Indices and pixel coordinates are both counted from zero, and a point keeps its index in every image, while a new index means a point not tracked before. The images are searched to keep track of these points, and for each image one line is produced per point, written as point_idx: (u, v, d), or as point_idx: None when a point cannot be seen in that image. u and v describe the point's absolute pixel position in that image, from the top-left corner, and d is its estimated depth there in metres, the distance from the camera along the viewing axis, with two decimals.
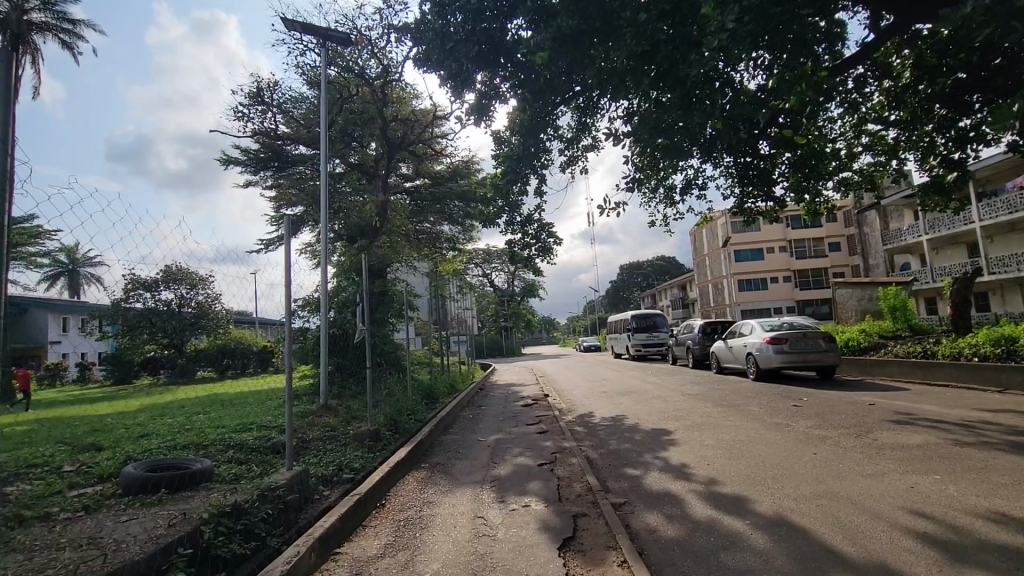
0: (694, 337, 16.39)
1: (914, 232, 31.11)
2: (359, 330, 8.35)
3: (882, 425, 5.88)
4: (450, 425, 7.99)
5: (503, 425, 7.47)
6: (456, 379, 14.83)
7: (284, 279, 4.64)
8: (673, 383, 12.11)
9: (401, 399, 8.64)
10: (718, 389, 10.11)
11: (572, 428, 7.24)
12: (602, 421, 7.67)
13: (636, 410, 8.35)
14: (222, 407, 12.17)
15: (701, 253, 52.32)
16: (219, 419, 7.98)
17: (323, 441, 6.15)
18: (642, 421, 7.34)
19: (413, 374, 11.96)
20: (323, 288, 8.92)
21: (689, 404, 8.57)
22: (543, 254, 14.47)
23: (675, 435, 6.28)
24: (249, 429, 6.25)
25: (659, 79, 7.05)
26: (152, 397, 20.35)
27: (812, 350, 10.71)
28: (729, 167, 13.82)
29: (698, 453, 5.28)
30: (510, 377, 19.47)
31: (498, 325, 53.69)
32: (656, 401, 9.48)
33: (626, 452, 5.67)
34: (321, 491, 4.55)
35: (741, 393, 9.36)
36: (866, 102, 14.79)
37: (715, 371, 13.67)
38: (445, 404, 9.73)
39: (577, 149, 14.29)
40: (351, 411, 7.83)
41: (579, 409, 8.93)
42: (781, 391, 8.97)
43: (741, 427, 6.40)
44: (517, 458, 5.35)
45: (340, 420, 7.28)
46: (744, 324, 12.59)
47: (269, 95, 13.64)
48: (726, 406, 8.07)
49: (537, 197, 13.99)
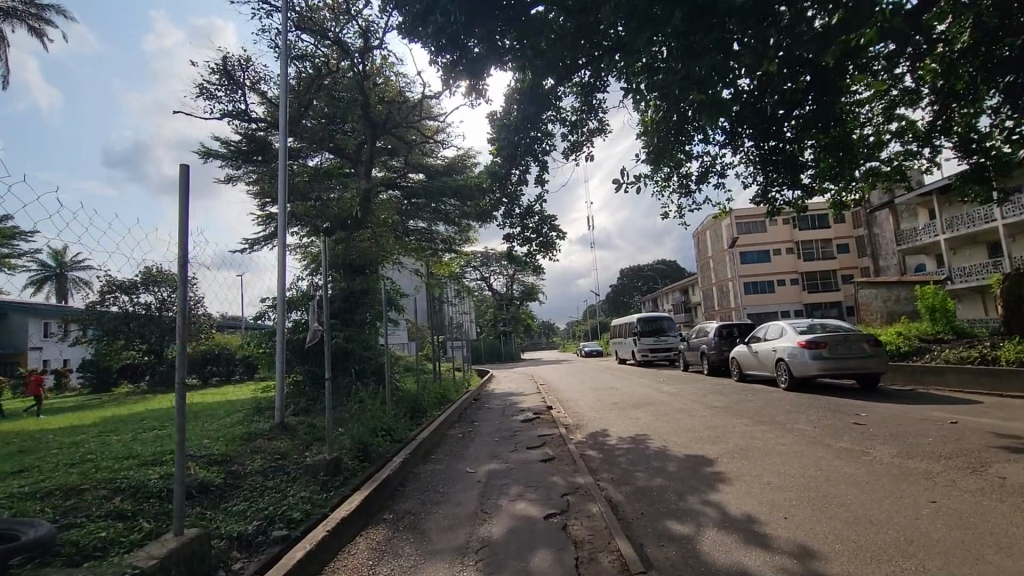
0: (710, 342, 15.02)
1: (931, 231, 29.67)
2: (315, 336, 7.01)
3: (995, 456, 4.49)
4: (434, 447, 6.58)
5: (499, 449, 6.06)
6: (449, 388, 13.43)
7: (179, 254, 3.16)
8: (692, 393, 10.74)
9: (375, 415, 7.25)
10: (750, 401, 8.71)
11: (584, 453, 5.84)
12: (618, 444, 6.27)
13: (659, 429, 6.92)
14: (183, 420, 10.75)
15: (705, 255, 51.03)
16: (152, 442, 6.55)
17: (260, 478, 4.69)
18: (670, 444, 5.93)
19: (399, 384, 10.55)
20: (282, 288, 7.27)
21: (720, 420, 7.18)
22: (544, 250, 13.09)
23: (719, 466, 4.87)
24: (166, 460, 4.80)
25: (693, 17, 5.77)
26: (125, 406, 18.92)
27: (855, 355, 9.29)
28: (750, 152, 12.58)
29: (764, 498, 3.87)
30: (508, 385, 18.05)
31: (497, 329, 52.47)
32: (680, 415, 8.11)
33: (661, 493, 4.25)
34: (230, 565, 3.14)
35: (779, 406, 7.97)
36: (898, 83, 13.55)
37: (736, 379, 12.27)
38: (432, 420, 8.32)
39: (582, 135, 12.97)
40: (310, 432, 6.44)
41: (589, 427, 7.55)
42: (828, 405, 7.58)
43: (803, 455, 5.00)
44: (514, 507, 3.91)
45: (293, 445, 5.83)
46: (770, 326, 11.19)
47: (244, 76, 12.28)
48: (769, 424, 6.66)
49: (539, 185, 12.68)
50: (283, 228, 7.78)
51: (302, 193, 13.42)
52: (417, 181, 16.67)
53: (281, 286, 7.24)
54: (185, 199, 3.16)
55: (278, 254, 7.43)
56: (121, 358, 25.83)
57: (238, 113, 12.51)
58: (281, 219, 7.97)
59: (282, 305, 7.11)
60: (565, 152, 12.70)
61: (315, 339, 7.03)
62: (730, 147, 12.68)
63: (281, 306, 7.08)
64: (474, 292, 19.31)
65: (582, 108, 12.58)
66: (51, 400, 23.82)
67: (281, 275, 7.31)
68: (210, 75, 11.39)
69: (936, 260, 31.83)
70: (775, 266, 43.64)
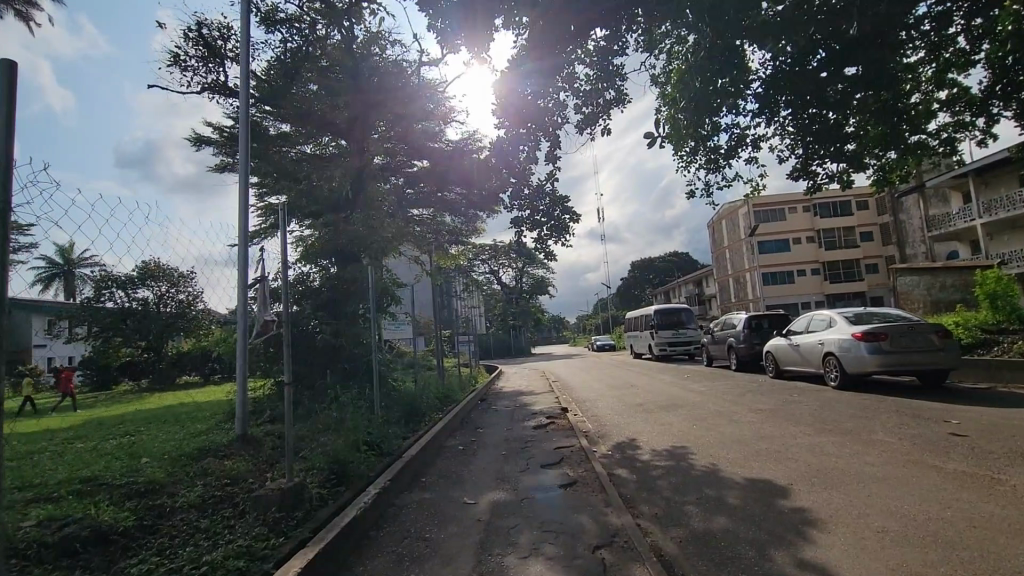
0: (738, 335, 13.75)
1: (966, 215, 27.85)
2: (259, 292, 4.74)
3: None
4: (427, 463, 5.43)
5: (506, 469, 4.89)
6: (453, 386, 12.29)
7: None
8: (726, 392, 9.51)
9: (358, 425, 6.07)
10: (802, 403, 7.45)
11: (614, 475, 4.67)
12: (654, 461, 5.06)
13: (701, 441, 5.70)
14: (158, 425, 9.71)
15: (721, 245, 49.41)
16: (89, 458, 5.48)
17: (191, 517, 3.59)
18: (722, 464, 4.70)
19: (396, 385, 9.42)
20: (244, 265, 5.79)
21: (774, 429, 5.95)
22: (557, 235, 11.82)
23: (798, 499, 3.65)
24: (68, 493, 3.68)
25: None
26: (118, 406, 18.07)
27: (920, 349, 7.98)
28: (787, 121, 11.22)
29: (893, 565, 2.65)
30: (518, 382, 16.93)
31: (506, 323, 51.51)
32: (720, 419, 6.90)
33: (730, 544, 3.04)
34: None
35: (840, 409, 6.72)
36: (952, 44, 12.10)
37: (773, 376, 11.00)
38: (431, 426, 7.17)
39: (597, 106, 11.73)
40: (278, 450, 5.27)
41: (614, 436, 6.37)
42: (902, 409, 6.31)
43: (910, 484, 3.75)
44: (525, 572, 2.74)
45: (251, 465, 4.68)
46: (813, 317, 9.89)
47: (225, 46, 11.11)
48: (839, 434, 5.41)
49: (550, 163, 11.45)
50: (245, 170, 6.04)
51: (292, 174, 12.28)
52: (421, 168, 15.49)
53: (242, 262, 5.82)
54: (6, 138, 2.07)
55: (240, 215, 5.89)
56: (119, 354, 25.07)
57: (219, 86, 11.37)
58: (243, 162, 6.15)
59: (242, 288, 5.72)
60: (579, 126, 11.48)
61: (260, 298, 4.76)
62: (764, 117, 11.36)
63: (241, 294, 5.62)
64: (482, 284, 18.19)
65: (595, 76, 11.35)
66: (46, 399, 23.06)
67: (242, 249, 5.87)
68: (188, 45, 10.27)
69: (969, 247, 30.11)
70: (796, 256, 41.95)
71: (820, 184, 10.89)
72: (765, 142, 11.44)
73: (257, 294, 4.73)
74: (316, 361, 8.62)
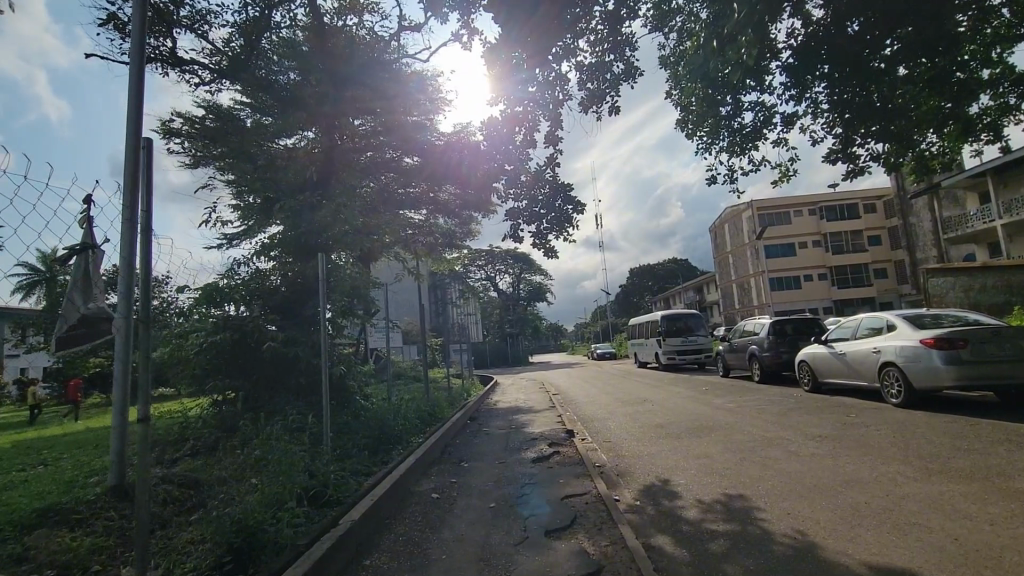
0: (763, 342, 12.23)
1: (985, 216, 26.44)
2: (79, 281, 3.84)
3: None
4: (383, 524, 3.85)
5: (493, 541, 3.36)
6: (441, 402, 10.71)
7: None
8: (761, 410, 7.99)
9: (295, 463, 4.45)
10: (868, 427, 5.94)
11: (651, 551, 3.15)
12: (704, 523, 3.53)
13: (761, 486, 4.16)
14: (82, 452, 8.09)
15: (724, 250, 48.19)
16: None
17: None
18: (814, 534, 3.16)
19: (366, 405, 7.85)
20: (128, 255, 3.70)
21: (856, 468, 4.43)
22: (557, 229, 10.22)
23: None
24: None
25: None
26: (77, 421, 16.40)
27: (1007, 359, 6.47)
28: (822, 98, 9.75)
29: None
30: (516, 395, 15.31)
31: (503, 332, 49.91)
32: (771, 450, 5.38)
33: None
34: None
35: (929, 437, 5.21)
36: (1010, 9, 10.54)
37: (809, 390, 9.49)
38: (404, 461, 5.58)
39: (604, 82, 10.27)
40: (165, 515, 3.70)
41: (638, 476, 4.83)
42: (1017, 439, 4.81)
43: None
44: None
45: (104, 542, 3.14)
46: (863, 320, 8.37)
47: (179, 13, 9.73)
48: (959, 480, 3.88)
49: (550, 146, 9.99)
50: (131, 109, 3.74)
51: (249, 155, 10.56)
52: (409, 161, 14.05)
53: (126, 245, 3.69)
54: None
55: (126, 163, 3.74)
56: (86, 366, 23.21)
57: (170, 57, 9.98)
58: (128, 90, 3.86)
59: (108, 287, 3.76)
60: (582, 103, 10.00)
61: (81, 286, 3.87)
62: (794, 94, 9.95)
63: (126, 273, 3.62)
64: (478, 290, 16.60)
65: (602, 46, 9.97)
66: (43, 409, 21.75)
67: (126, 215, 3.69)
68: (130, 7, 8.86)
69: (988, 249, 28.75)
70: (802, 260, 40.58)
71: (862, 167, 9.37)
72: (795, 123, 10.03)
73: (81, 278, 3.88)
74: (262, 375, 6.98)
